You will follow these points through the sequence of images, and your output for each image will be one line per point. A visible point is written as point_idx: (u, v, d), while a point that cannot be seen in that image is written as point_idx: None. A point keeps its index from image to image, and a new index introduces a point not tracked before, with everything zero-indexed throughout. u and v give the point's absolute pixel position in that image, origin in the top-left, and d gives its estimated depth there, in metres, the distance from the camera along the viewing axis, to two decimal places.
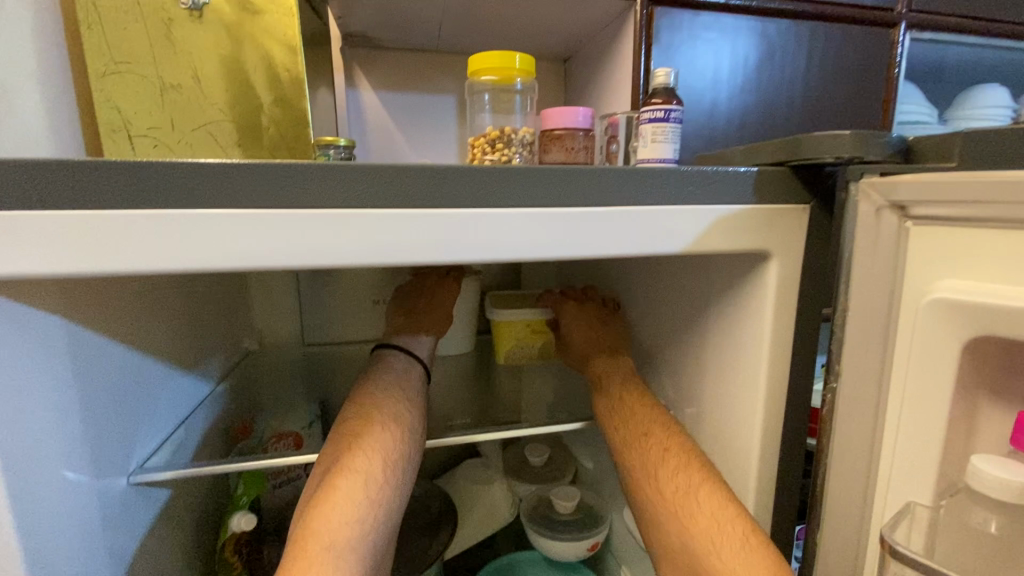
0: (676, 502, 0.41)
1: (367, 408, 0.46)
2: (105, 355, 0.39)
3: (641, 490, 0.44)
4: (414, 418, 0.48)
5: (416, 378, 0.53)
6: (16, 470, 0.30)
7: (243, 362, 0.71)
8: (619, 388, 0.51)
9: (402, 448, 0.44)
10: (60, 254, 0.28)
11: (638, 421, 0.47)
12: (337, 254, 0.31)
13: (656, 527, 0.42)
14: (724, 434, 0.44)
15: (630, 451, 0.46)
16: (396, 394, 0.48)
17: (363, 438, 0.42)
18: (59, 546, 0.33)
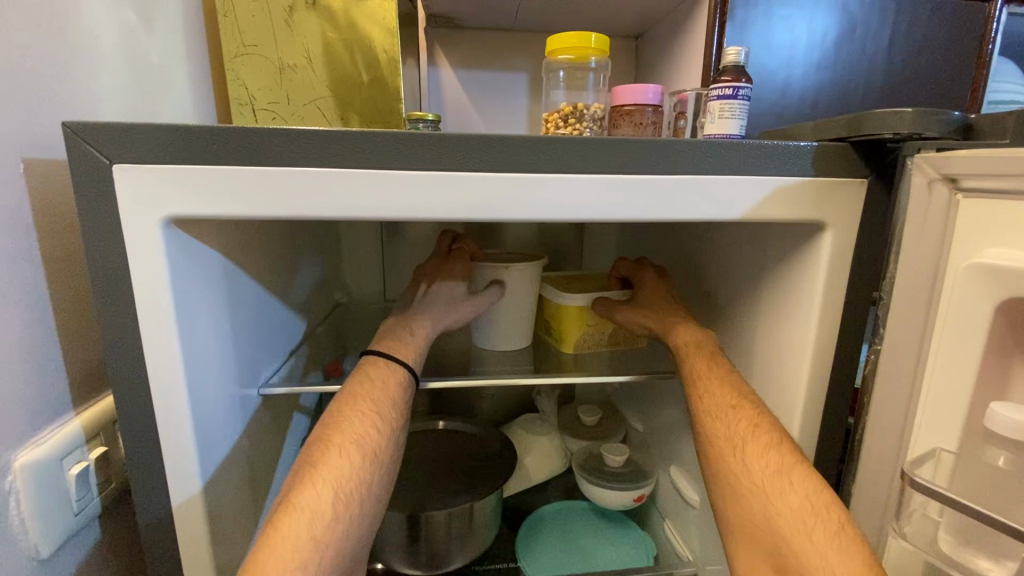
0: (766, 481, 0.40)
1: (329, 429, 0.44)
2: (245, 289, 0.48)
3: (723, 463, 0.43)
4: (386, 437, 0.45)
5: (397, 386, 0.49)
6: (193, 367, 0.39)
7: (333, 312, 0.80)
8: (704, 359, 0.50)
9: (360, 478, 0.42)
10: (224, 200, 0.35)
11: (727, 396, 0.46)
12: (438, 208, 0.38)
13: (735, 505, 0.42)
14: (770, 393, 0.48)
15: (713, 423, 0.46)
16: (366, 409, 0.45)
17: (318, 468, 0.40)
18: (218, 433, 0.42)
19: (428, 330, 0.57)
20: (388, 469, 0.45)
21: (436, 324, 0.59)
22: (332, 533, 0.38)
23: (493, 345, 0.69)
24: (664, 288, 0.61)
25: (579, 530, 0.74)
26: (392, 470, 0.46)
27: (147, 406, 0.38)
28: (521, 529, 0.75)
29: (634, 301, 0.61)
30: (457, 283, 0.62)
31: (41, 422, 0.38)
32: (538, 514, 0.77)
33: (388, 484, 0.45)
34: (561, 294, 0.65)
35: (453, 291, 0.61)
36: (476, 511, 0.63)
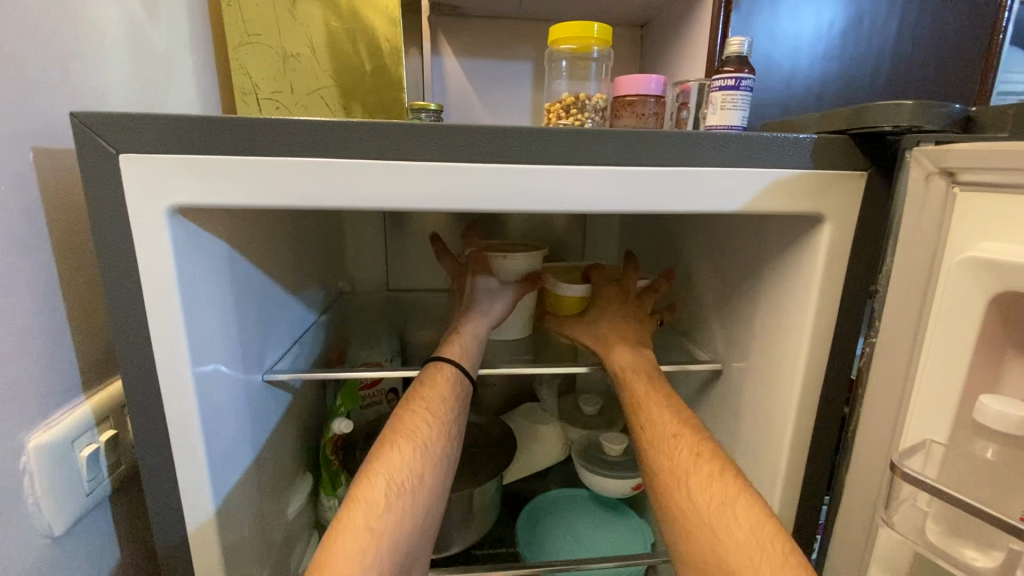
0: (710, 513, 0.40)
1: (384, 428, 0.45)
2: (249, 278, 0.48)
3: (670, 495, 0.43)
4: (438, 432, 0.46)
5: (444, 385, 0.51)
6: (199, 354, 0.40)
7: (338, 301, 0.81)
8: (644, 384, 0.52)
9: (416, 472, 0.43)
10: (227, 189, 0.36)
11: (673, 428, 0.47)
12: (437, 198, 0.38)
13: (681, 539, 0.41)
14: (767, 384, 0.48)
15: (658, 454, 0.46)
16: (416, 406, 0.47)
17: (374, 463, 0.42)
18: (224, 417, 0.43)
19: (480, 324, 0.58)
20: (445, 465, 0.46)
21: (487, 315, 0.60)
22: (394, 523, 0.39)
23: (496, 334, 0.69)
24: (619, 308, 0.61)
25: (579, 517, 0.75)
26: (449, 467, 0.47)
27: (155, 391, 0.39)
28: (522, 514, 0.76)
29: (581, 318, 0.63)
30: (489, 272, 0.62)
31: (52, 406, 0.39)
32: (539, 501, 0.79)
33: (447, 480, 0.46)
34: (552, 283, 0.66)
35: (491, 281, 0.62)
36: (476, 496, 0.64)
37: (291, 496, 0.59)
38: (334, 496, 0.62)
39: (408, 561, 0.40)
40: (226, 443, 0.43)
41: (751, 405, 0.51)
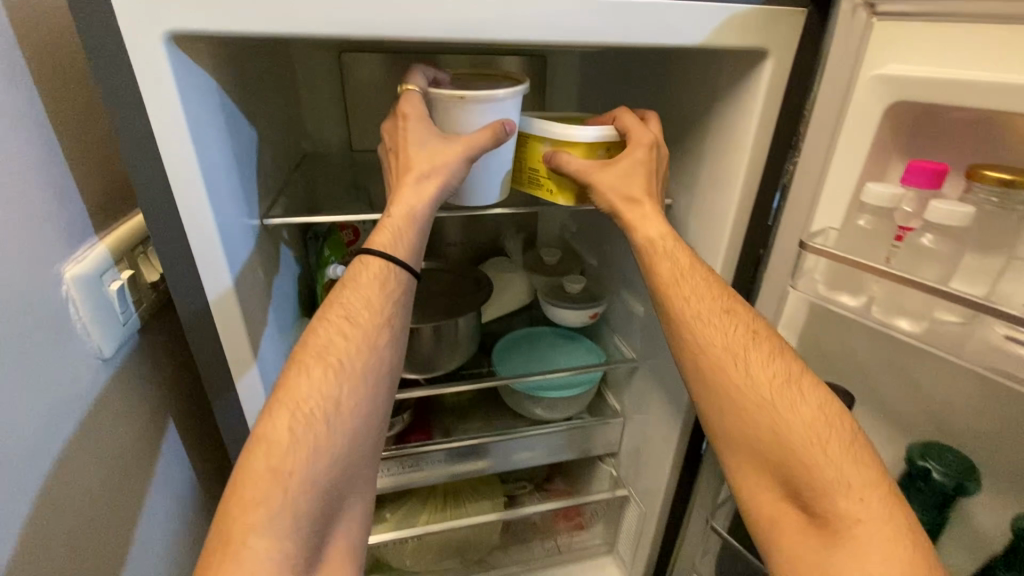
0: (777, 394, 0.46)
1: (294, 355, 0.46)
2: (237, 122, 0.50)
3: (732, 377, 0.48)
4: (351, 353, 0.46)
5: (360, 294, 0.48)
6: (213, 190, 0.43)
7: (303, 163, 0.82)
8: (688, 258, 0.52)
9: (323, 401, 0.44)
10: (224, 16, 0.37)
11: (727, 306, 0.50)
12: (429, 28, 0.40)
13: (736, 413, 0.47)
14: (709, 209, 0.57)
15: (711, 333, 0.49)
16: (325, 326, 0.47)
17: (277, 399, 0.44)
18: (240, 251, 0.48)
19: (429, 203, 0.50)
20: (367, 373, 0.47)
21: (438, 177, 0.50)
22: (301, 454, 0.42)
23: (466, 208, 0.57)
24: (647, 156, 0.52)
25: (545, 344, 0.88)
26: (377, 371, 0.47)
27: (178, 224, 0.42)
28: (498, 343, 0.88)
29: (606, 167, 0.53)
30: (429, 122, 0.51)
31: (76, 241, 0.42)
32: (510, 336, 0.90)
33: (376, 385, 0.47)
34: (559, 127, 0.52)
35: (434, 136, 0.51)
36: (462, 325, 0.74)
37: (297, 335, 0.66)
38: None
39: (336, 471, 0.43)
40: (244, 274, 0.48)
41: (693, 231, 0.61)
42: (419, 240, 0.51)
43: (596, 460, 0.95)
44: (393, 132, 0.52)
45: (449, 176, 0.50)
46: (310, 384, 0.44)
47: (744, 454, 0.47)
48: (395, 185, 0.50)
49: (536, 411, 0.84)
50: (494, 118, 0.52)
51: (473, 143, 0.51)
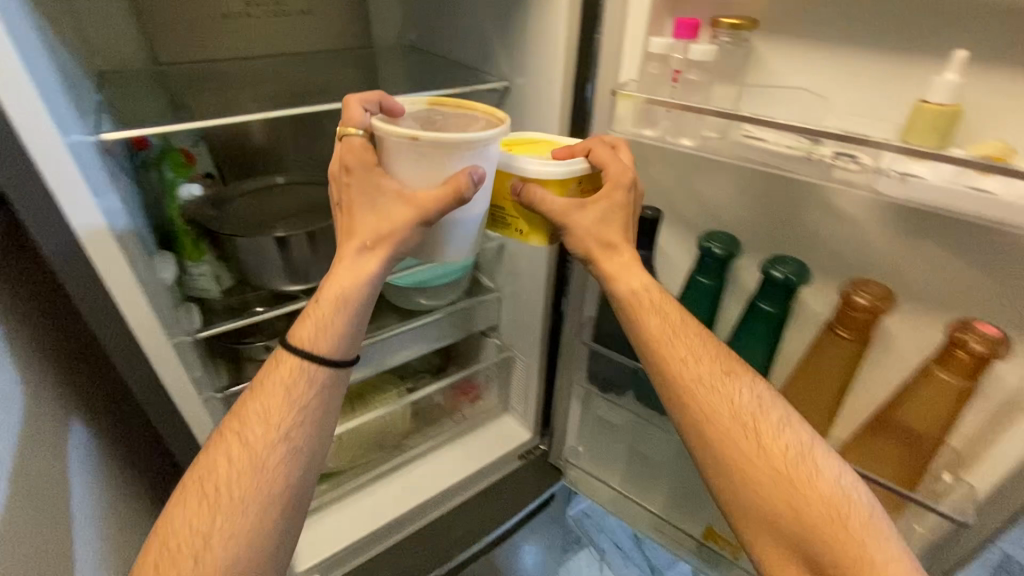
0: (792, 465, 0.57)
1: (185, 479, 0.53)
2: (44, 34, 0.50)
3: (740, 442, 0.58)
4: (233, 474, 0.52)
5: (247, 416, 0.55)
6: (45, 98, 0.46)
7: (106, 80, 0.78)
8: (687, 329, 0.63)
9: (202, 530, 0.49)
10: None
11: (727, 370, 0.62)
12: None
13: (739, 476, 0.58)
14: (541, 85, 0.68)
15: (720, 407, 0.60)
16: (213, 447, 0.54)
17: (163, 528, 0.50)
18: (84, 160, 0.51)
19: (363, 281, 0.57)
20: (250, 499, 0.52)
21: (383, 245, 0.58)
22: None
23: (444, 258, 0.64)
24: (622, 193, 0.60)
25: None
26: (260, 491, 0.52)
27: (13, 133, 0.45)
28: None
29: (582, 210, 0.61)
30: (372, 178, 0.57)
31: None
32: None
33: (258, 507, 0.52)
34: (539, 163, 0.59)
35: (384, 195, 0.57)
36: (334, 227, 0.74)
37: (161, 261, 0.66)
38: (199, 259, 0.73)
39: None
40: (96, 185, 0.52)
41: (533, 107, 0.71)
42: (338, 324, 0.58)
43: (484, 336, 1.08)
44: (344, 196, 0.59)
45: (394, 237, 0.57)
46: (189, 513, 0.50)
47: (757, 517, 0.57)
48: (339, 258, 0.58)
49: (421, 301, 0.92)
50: (468, 163, 0.56)
51: (425, 203, 0.56)
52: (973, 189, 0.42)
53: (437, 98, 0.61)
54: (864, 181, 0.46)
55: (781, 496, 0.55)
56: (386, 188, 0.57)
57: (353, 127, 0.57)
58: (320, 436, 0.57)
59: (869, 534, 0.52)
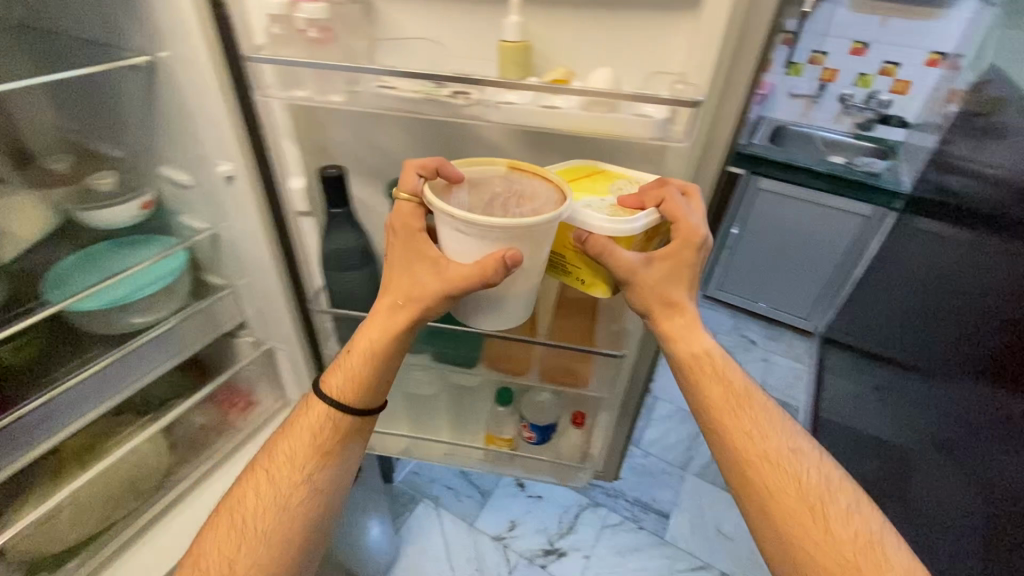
0: (863, 547, 0.74)
1: (223, 509, 0.81)
2: None
3: (806, 523, 0.76)
4: (261, 499, 0.80)
5: (281, 457, 0.83)
6: None
7: None
8: (754, 414, 0.83)
9: (238, 538, 0.78)
10: None
11: (792, 447, 0.81)
12: None
13: (798, 547, 0.75)
14: (187, 57, 0.73)
15: (779, 475, 0.80)
16: (247, 485, 0.82)
17: (211, 539, 0.79)
18: None
19: (387, 333, 0.79)
20: (270, 525, 0.79)
21: (410, 304, 0.77)
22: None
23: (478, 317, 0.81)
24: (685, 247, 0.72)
25: (115, 258, 0.87)
26: (279, 522, 0.79)
27: None
28: (46, 274, 0.83)
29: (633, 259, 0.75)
30: (408, 249, 0.76)
31: None
32: (63, 267, 0.84)
33: (272, 535, 0.79)
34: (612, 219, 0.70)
35: (424, 263, 0.76)
36: None
37: None
38: None
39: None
40: None
41: (191, 75, 0.75)
42: (354, 374, 0.81)
43: (233, 337, 1.05)
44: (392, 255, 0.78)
45: (422, 299, 0.76)
46: (229, 531, 0.79)
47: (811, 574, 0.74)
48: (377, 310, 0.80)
49: (135, 321, 0.86)
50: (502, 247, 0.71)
51: (453, 277, 0.74)
52: (548, 109, 0.54)
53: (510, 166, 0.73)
54: (475, 113, 0.56)
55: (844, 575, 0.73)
56: (427, 257, 0.75)
57: (403, 194, 0.74)
58: (332, 480, 0.83)
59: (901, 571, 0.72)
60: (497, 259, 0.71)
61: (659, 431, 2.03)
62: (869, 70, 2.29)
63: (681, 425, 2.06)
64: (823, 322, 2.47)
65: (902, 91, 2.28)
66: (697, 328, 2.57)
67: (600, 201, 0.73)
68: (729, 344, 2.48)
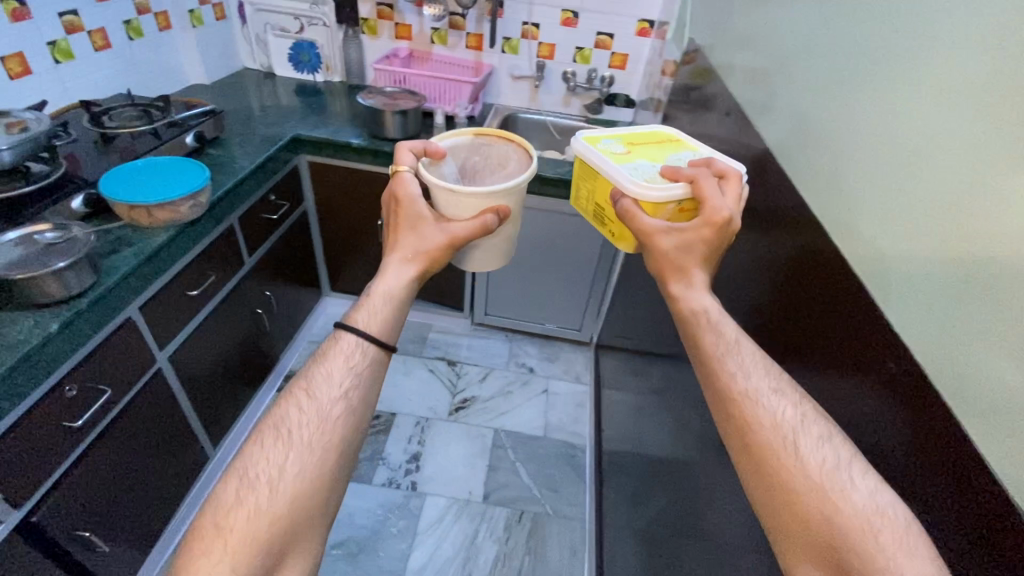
0: (824, 477, 0.53)
1: (297, 385, 0.80)
2: None
3: (778, 451, 0.56)
4: (304, 413, 0.76)
5: (347, 350, 0.83)
6: None
7: None
8: (707, 333, 0.70)
9: (283, 447, 0.72)
10: None
11: (765, 378, 0.63)
12: None
13: (762, 459, 0.57)
14: None
15: (734, 390, 0.62)
16: (302, 390, 0.78)
17: (289, 393, 0.79)
18: None
19: (397, 285, 0.90)
20: (315, 446, 0.73)
21: (416, 258, 0.92)
22: (239, 516, 0.66)
23: (472, 258, 1.06)
24: (706, 229, 0.74)
25: None
26: (326, 439, 0.75)
27: None
28: None
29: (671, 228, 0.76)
30: (412, 211, 0.93)
31: None
32: None
33: (318, 456, 0.73)
34: (635, 185, 0.80)
35: (424, 221, 0.93)
36: None
37: None
38: None
39: (280, 517, 0.68)
40: None
41: None
42: (383, 309, 0.88)
43: None
44: (393, 219, 0.95)
45: (427, 253, 0.93)
46: (272, 446, 0.73)
47: (790, 529, 0.54)
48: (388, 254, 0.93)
49: None
50: (495, 204, 0.93)
51: (456, 234, 0.92)
52: None
53: (476, 132, 1.04)
54: None
55: (803, 493, 0.53)
56: (425, 220, 0.93)
57: (401, 167, 0.95)
58: (370, 401, 0.82)
59: (858, 512, 0.50)
60: (490, 213, 0.93)
61: (427, 549, 1.54)
62: (584, 44, 2.00)
63: (454, 527, 1.61)
64: (596, 330, 2.22)
65: (621, 66, 2.04)
66: (469, 371, 2.13)
67: (649, 165, 0.86)
68: (507, 382, 2.10)
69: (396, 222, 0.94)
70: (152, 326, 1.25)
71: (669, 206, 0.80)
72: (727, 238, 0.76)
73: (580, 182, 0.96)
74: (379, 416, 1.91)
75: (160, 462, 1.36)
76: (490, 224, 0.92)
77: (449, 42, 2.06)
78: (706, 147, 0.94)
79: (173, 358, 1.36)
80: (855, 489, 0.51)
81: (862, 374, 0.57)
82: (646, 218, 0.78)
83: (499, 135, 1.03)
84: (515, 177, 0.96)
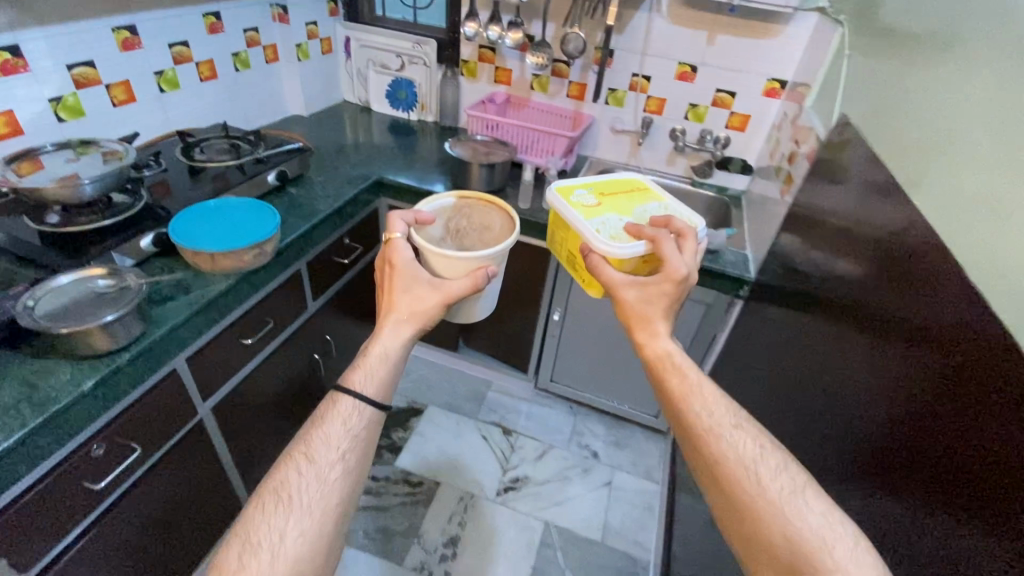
0: (783, 500, 0.63)
1: (293, 446, 0.74)
2: None
3: (744, 480, 0.65)
4: (304, 476, 0.71)
5: (346, 411, 0.78)
6: None
7: None
8: (673, 372, 0.77)
9: (282, 515, 0.68)
10: None
11: (729, 414, 0.72)
12: None
13: (724, 480, 0.67)
14: None
15: (696, 416, 0.72)
16: (298, 451, 0.73)
17: (287, 453, 0.73)
18: None
19: (398, 345, 0.85)
20: (317, 512, 0.69)
21: (412, 319, 0.87)
22: None
23: (468, 312, 1.02)
24: (668, 284, 0.83)
25: None
26: (327, 505, 0.70)
27: None
28: None
29: (638, 283, 0.85)
30: (409, 274, 0.90)
31: None
32: None
33: (320, 523, 0.69)
34: (603, 241, 0.90)
35: (421, 284, 0.89)
36: None
37: None
38: None
39: None
40: None
41: None
42: (386, 373, 0.83)
43: None
44: (385, 280, 0.92)
45: (426, 313, 0.87)
46: (269, 514, 0.68)
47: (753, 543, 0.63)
48: (381, 318, 0.87)
49: None
50: (486, 263, 0.92)
51: (451, 291, 0.89)
52: None
53: (459, 196, 1.04)
54: None
55: (760, 508, 0.63)
56: (420, 282, 0.89)
57: (395, 234, 0.92)
58: (366, 463, 0.77)
59: (809, 531, 0.59)
60: (481, 272, 0.92)
61: None
62: (700, 101, 1.78)
63: None
64: None
65: (739, 128, 1.79)
66: (525, 444, 1.93)
67: (617, 220, 0.96)
68: (566, 465, 1.87)
69: (387, 283, 0.91)
70: (197, 376, 1.17)
71: (633, 260, 0.91)
72: (683, 296, 0.85)
73: (558, 228, 1.07)
74: (422, 483, 1.75)
75: (186, 516, 1.29)
76: (482, 281, 0.91)
77: (549, 89, 1.93)
78: (671, 199, 1.05)
79: (216, 408, 1.28)
80: (809, 509, 0.61)
81: (869, 425, 0.65)
82: (612, 272, 0.88)
83: (482, 199, 1.02)
84: (509, 238, 0.95)
